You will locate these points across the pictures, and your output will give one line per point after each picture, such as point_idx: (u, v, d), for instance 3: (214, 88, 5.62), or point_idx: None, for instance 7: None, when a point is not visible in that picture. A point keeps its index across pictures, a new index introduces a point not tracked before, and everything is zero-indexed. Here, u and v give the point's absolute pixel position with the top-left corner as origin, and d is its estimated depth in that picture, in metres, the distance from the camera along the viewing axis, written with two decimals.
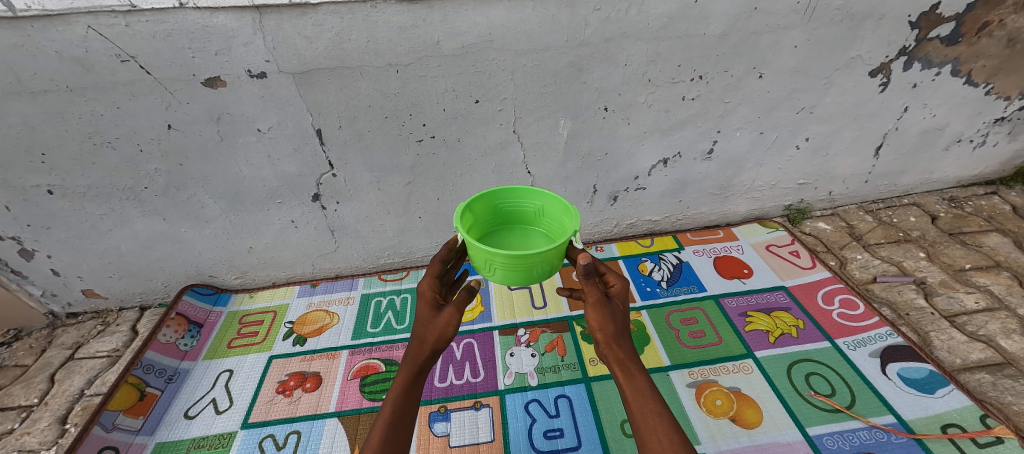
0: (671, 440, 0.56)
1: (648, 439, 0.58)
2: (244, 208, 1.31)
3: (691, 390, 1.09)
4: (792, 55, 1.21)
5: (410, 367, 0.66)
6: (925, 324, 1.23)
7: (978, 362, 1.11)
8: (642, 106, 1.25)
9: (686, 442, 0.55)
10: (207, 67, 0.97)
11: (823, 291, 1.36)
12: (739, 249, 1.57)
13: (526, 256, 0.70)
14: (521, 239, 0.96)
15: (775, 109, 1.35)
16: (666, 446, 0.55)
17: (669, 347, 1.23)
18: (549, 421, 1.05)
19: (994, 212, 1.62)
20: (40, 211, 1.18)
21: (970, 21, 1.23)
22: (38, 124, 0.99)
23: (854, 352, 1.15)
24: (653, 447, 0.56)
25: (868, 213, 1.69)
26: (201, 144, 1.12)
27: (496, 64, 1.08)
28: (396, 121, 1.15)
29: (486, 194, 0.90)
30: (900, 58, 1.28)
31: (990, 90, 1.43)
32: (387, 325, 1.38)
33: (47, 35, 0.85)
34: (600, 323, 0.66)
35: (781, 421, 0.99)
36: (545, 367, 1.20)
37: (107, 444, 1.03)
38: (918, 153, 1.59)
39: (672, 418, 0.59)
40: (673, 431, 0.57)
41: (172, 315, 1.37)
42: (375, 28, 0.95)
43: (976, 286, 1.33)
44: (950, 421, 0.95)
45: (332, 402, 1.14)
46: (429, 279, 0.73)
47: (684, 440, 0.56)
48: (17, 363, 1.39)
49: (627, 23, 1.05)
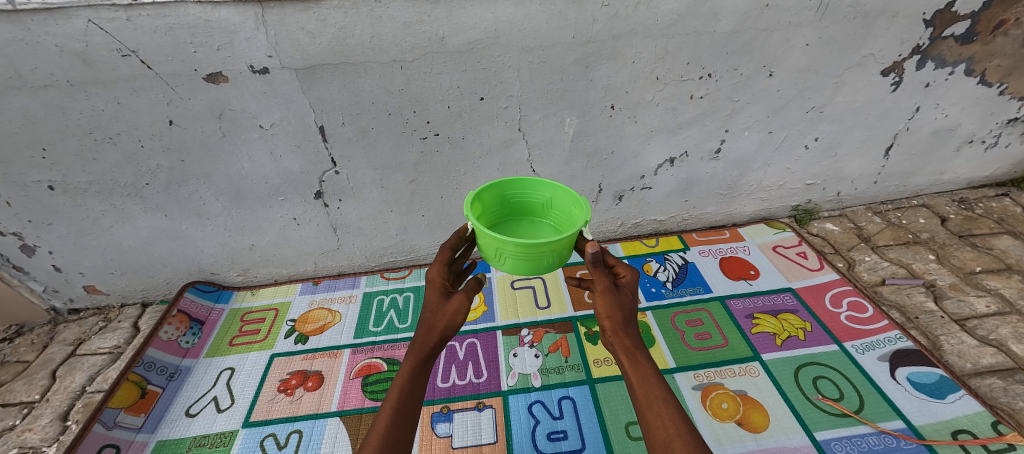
0: (676, 425, 0.54)
1: (653, 425, 0.56)
2: (246, 205, 1.30)
3: (697, 393, 1.08)
4: (804, 53, 1.19)
5: (416, 356, 0.64)
6: (936, 327, 1.21)
7: (989, 366, 1.09)
8: (649, 104, 1.23)
9: (692, 428, 0.54)
10: (209, 63, 0.95)
11: (831, 293, 1.34)
12: (745, 249, 1.56)
13: (537, 246, 0.68)
14: (530, 230, 0.95)
15: (785, 109, 1.32)
16: (672, 431, 0.53)
17: (674, 348, 1.21)
18: (552, 423, 1.04)
19: (1005, 214, 1.59)
20: (40, 207, 1.17)
21: (987, 19, 1.20)
22: (39, 119, 0.98)
23: (863, 356, 1.13)
24: (658, 434, 0.54)
25: (876, 214, 1.67)
26: (203, 141, 1.11)
27: (502, 61, 1.06)
28: (399, 118, 1.14)
29: (495, 184, 0.88)
30: (913, 57, 1.26)
31: (1004, 90, 1.40)
32: (390, 324, 1.37)
33: (47, 29, 0.84)
34: (607, 311, 0.65)
35: (787, 425, 0.98)
36: (549, 368, 1.19)
37: (108, 442, 1.03)
38: (929, 153, 1.56)
39: (677, 405, 0.57)
40: (679, 416, 0.56)
41: (174, 313, 1.36)
42: (380, 24, 0.94)
43: (987, 289, 1.32)
44: (961, 427, 0.93)
45: (333, 402, 1.13)
46: (439, 266, 0.71)
47: (689, 426, 0.54)
48: (18, 359, 1.38)
49: (635, 19, 1.03)
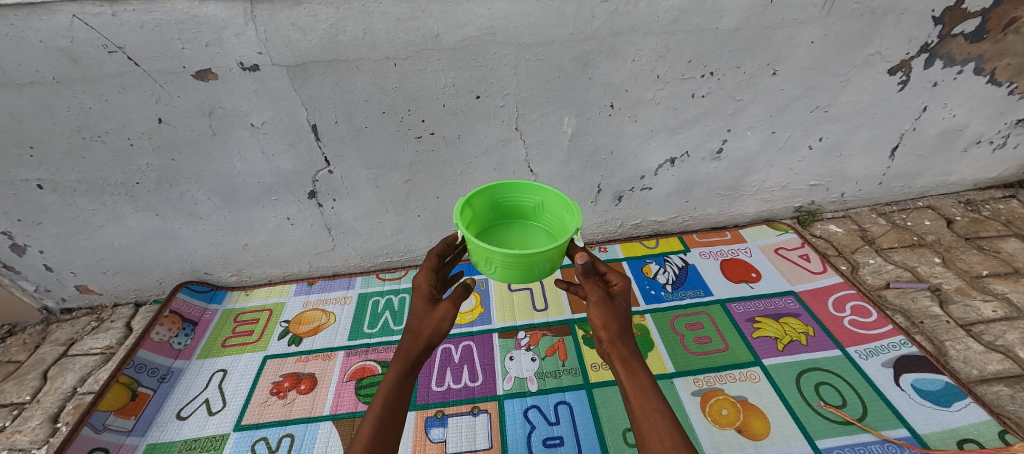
0: (672, 438, 0.52)
1: (648, 438, 0.54)
2: (239, 205, 1.28)
3: (696, 399, 1.05)
4: (809, 51, 1.16)
5: (402, 363, 0.63)
6: (940, 332, 1.19)
7: (995, 373, 1.06)
8: (649, 103, 1.20)
9: (689, 442, 0.52)
10: (197, 59, 0.93)
11: (834, 297, 1.31)
12: (747, 251, 1.53)
13: (527, 255, 0.66)
14: (521, 235, 0.92)
15: (789, 108, 1.29)
16: (668, 445, 0.51)
17: (674, 352, 1.19)
18: (548, 428, 1.02)
19: (1013, 216, 1.56)
20: (30, 206, 1.15)
21: (998, 17, 1.16)
22: (25, 117, 0.96)
23: (866, 361, 1.11)
24: (653, 447, 0.53)
25: (880, 215, 1.65)
26: (193, 139, 1.09)
27: (499, 58, 1.03)
28: (393, 117, 1.11)
29: (485, 188, 0.86)
30: (921, 55, 1.22)
31: (1013, 89, 1.37)
32: (384, 326, 1.35)
33: (31, 24, 0.82)
34: (603, 322, 0.63)
35: (789, 432, 0.96)
36: (545, 372, 1.17)
37: (98, 445, 1.01)
38: (936, 154, 1.53)
39: (674, 417, 0.55)
40: (675, 429, 0.54)
41: (166, 313, 1.34)
42: (372, 20, 0.91)
43: (994, 293, 1.29)
44: (967, 436, 0.91)
45: (327, 405, 1.12)
46: (426, 273, 0.70)
47: (686, 439, 0.52)
48: (11, 359, 1.37)
49: (636, 16, 1.00)
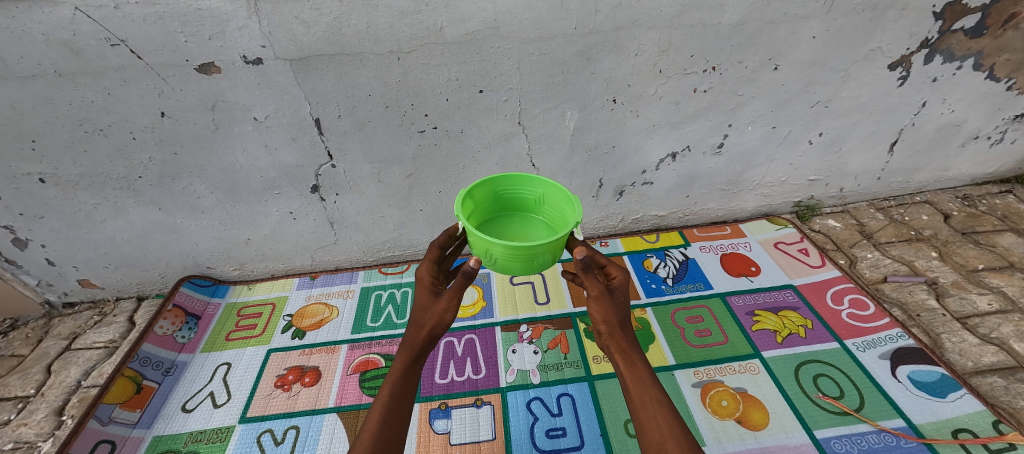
0: (669, 426, 0.54)
1: (647, 426, 0.56)
2: (241, 199, 1.28)
3: (697, 390, 1.07)
4: (810, 46, 1.16)
5: (406, 353, 0.65)
6: (937, 325, 1.21)
7: (990, 365, 1.08)
8: (652, 98, 1.20)
9: (685, 430, 0.54)
10: (200, 53, 0.93)
11: (832, 290, 1.33)
12: (747, 246, 1.54)
13: (527, 247, 0.67)
14: (522, 227, 0.93)
15: (789, 103, 1.30)
16: (665, 432, 0.54)
17: (674, 345, 1.20)
18: (551, 420, 1.03)
19: (1009, 212, 1.58)
20: (31, 200, 1.15)
21: (998, 12, 1.17)
22: (27, 110, 0.96)
23: (864, 353, 1.12)
24: (652, 435, 0.55)
25: (878, 210, 1.66)
26: (196, 133, 1.08)
27: (502, 52, 1.03)
28: (396, 111, 1.11)
29: (487, 181, 0.86)
30: (921, 50, 1.23)
31: (1011, 85, 1.38)
32: (387, 319, 1.36)
33: (33, 17, 0.81)
34: (603, 316, 0.65)
35: (788, 423, 0.98)
36: (548, 364, 1.18)
37: (104, 437, 1.02)
38: (934, 149, 1.55)
39: (671, 406, 0.58)
40: (672, 417, 0.56)
41: (169, 307, 1.35)
42: (376, 13, 0.91)
43: (990, 287, 1.30)
44: (962, 426, 0.93)
45: (331, 397, 1.13)
46: (428, 265, 0.72)
47: (684, 427, 0.54)
48: (14, 353, 1.38)
49: (638, 10, 1.00)
